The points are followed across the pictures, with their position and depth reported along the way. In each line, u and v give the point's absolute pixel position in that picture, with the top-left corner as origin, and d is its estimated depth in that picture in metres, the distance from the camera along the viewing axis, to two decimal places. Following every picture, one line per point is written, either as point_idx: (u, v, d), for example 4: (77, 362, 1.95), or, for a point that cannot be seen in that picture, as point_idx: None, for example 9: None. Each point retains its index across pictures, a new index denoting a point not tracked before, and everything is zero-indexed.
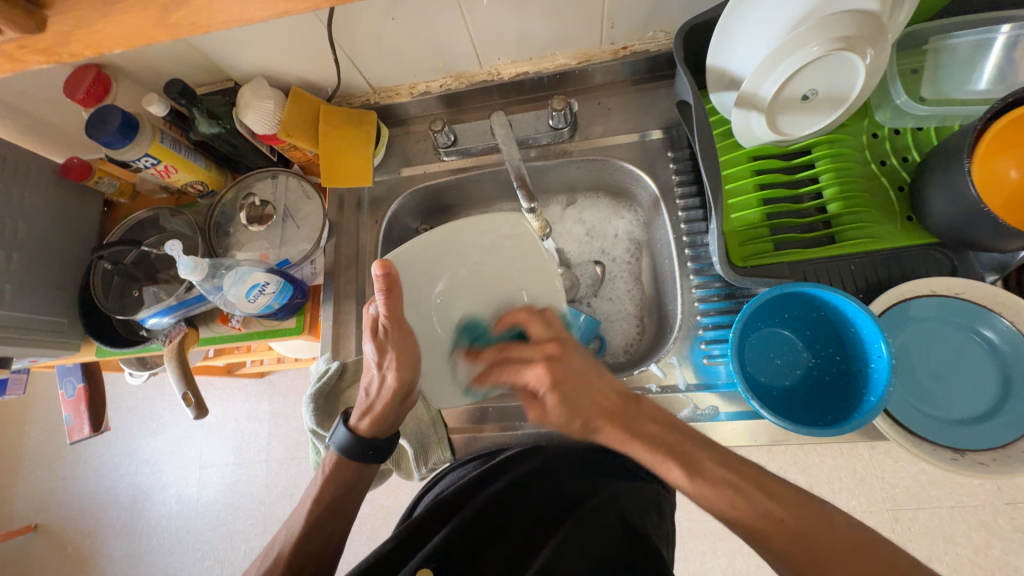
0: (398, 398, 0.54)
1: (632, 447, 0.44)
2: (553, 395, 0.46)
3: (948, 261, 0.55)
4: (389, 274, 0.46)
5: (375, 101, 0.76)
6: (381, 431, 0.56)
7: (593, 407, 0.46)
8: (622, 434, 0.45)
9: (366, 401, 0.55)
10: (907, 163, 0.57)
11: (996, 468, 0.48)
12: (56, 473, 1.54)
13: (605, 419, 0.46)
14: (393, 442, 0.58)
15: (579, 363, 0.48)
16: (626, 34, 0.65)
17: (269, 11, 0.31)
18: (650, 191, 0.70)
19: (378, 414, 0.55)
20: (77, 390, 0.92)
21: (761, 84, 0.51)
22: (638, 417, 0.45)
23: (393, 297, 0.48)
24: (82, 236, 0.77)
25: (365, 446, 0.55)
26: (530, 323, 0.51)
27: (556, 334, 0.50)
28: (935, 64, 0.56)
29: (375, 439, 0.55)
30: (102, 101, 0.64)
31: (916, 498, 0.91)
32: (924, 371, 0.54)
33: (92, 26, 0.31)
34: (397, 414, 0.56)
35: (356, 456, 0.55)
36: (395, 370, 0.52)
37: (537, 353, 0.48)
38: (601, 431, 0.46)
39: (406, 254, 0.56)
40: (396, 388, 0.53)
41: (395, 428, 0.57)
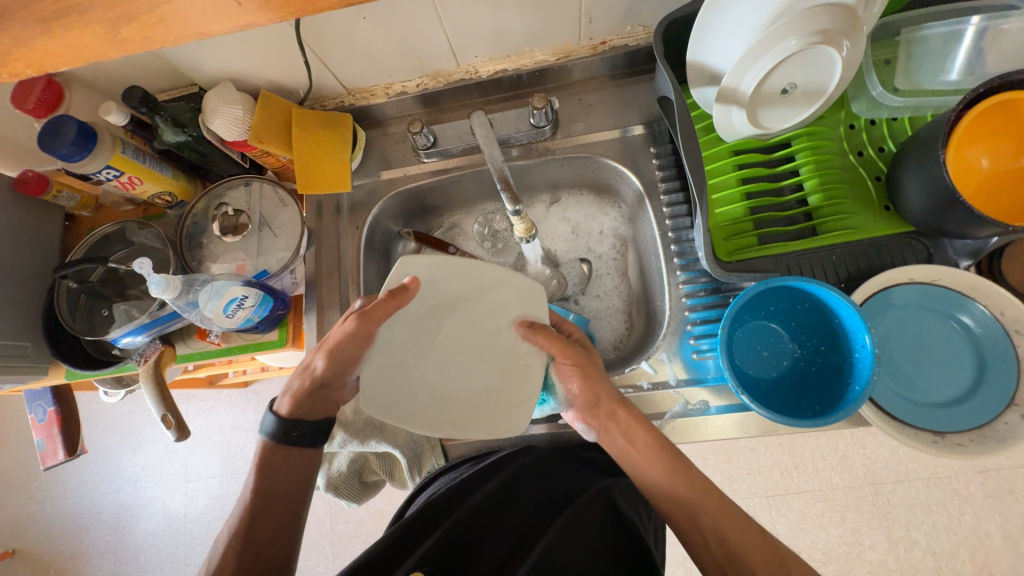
0: (320, 384, 0.53)
1: (639, 435, 0.52)
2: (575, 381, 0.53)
3: (925, 249, 0.56)
4: (406, 287, 0.50)
5: (349, 103, 0.73)
6: (307, 414, 0.53)
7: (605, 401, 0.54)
8: (624, 440, 0.52)
9: (292, 381, 0.54)
10: (883, 154, 0.58)
11: (975, 449, 0.49)
12: (31, 496, 1.48)
13: (617, 415, 0.53)
14: (324, 432, 0.54)
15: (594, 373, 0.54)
16: (605, 29, 0.64)
17: (226, 23, 0.30)
18: (634, 187, 0.70)
19: (298, 395, 0.53)
20: (48, 414, 0.88)
21: (741, 79, 0.51)
22: (638, 426, 0.52)
23: (388, 303, 0.49)
24: (43, 253, 0.73)
25: (288, 428, 0.52)
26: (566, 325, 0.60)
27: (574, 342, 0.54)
28: (907, 55, 0.57)
29: (297, 420, 0.52)
30: (54, 110, 0.61)
31: (895, 471, 0.95)
32: (905, 358, 0.55)
33: (32, 45, 0.29)
34: (321, 402, 0.54)
35: (278, 438, 0.52)
36: (324, 358, 0.51)
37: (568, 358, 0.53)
38: (607, 422, 0.54)
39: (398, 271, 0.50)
40: (324, 373, 0.52)
41: (323, 416, 0.54)
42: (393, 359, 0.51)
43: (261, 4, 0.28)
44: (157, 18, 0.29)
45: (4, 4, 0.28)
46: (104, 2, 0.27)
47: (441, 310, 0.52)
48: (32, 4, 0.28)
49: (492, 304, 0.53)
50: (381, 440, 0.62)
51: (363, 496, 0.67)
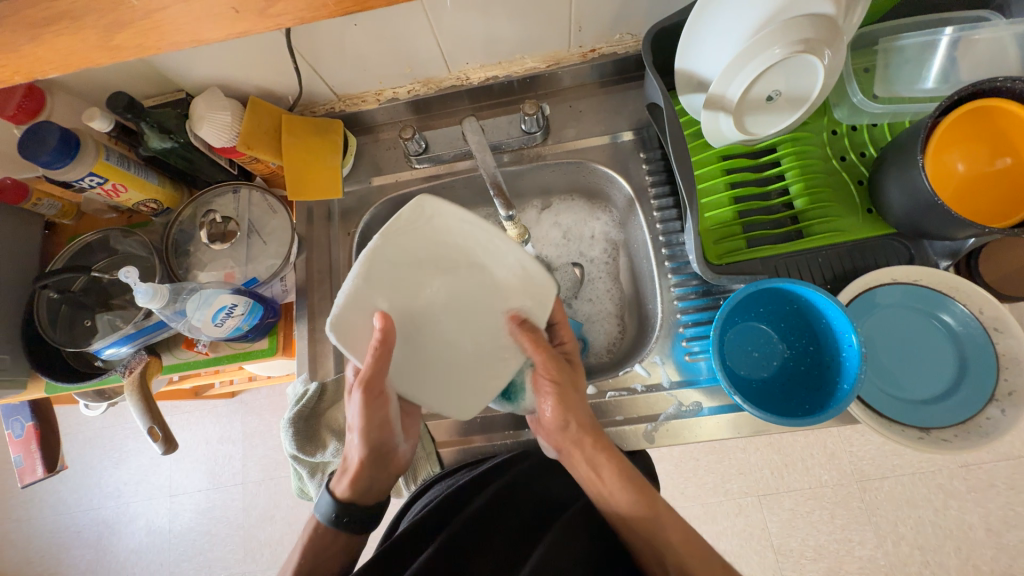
0: (373, 460, 0.53)
1: (603, 475, 0.52)
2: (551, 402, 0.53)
3: (906, 250, 0.58)
4: (386, 331, 0.46)
5: (340, 109, 0.73)
6: (362, 496, 0.53)
7: (577, 428, 0.53)
8: (589, 468, 0.53)
9: (344, 462, 0.54)
10: (865, 158, 0.60)
11: (959, 444, 0.51)
12: (7, 515, 1.42)
13: (582, 446, 0.53)
14: (377, 508, 0.55)
15: (569, 400, 0.53)
16: (594, 37, 0.65)
17: (223, 29, 0.29)
18: (625, 192, 0.71)
19: (354, 476, 0.53)
20: (27, 429, 0.85)
21: (728, 87, 0.52)
22: (607, 458, 0.52)
23: (383, 359, 0.47)
24: (23, 263, 0.71)
25: (341, 513, 0.52)
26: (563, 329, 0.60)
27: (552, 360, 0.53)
28: (885, 63, 0.59)
29: (351, 504, 0.53)
30: (35, 115, 0.59)
31: (882, 468, 0.97)
32: (890, 357, 0.56)
33: (21, 51, 0.28)
34: (376, 479, 0.54)
35: (333, 523, 0.52)
36: (364, 434, 0.51)
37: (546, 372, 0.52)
38: (570, 452, 0.54)
39: (410, 212, 0.49)
40: (369, 449, 0.52)
41: (376, 493, 0.55)
42: (383, 295, 0.49)
43: (259, 11, 0.28)
44: (152, 24, 0.28)
45: None
46: (97, 8, 0.27)
47: (446, 275, 0.50)
48: (23, 8, 0.27)
49: (487, 284, 0.51)
50: None
51: None
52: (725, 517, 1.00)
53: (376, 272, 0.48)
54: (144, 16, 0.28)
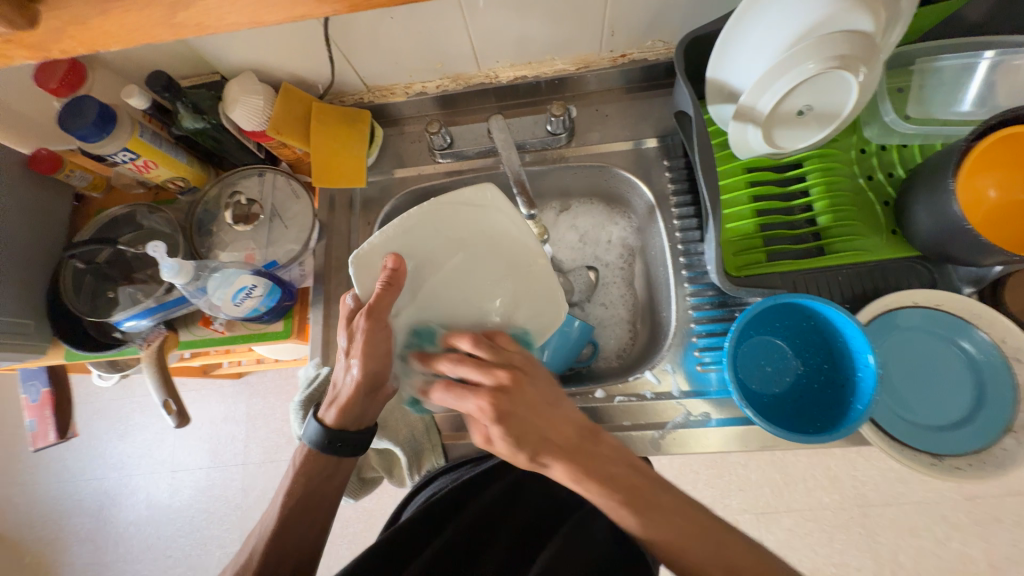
0: (364, 390, 0.51)
1: (589, 489, 0.41)
2: (499, 428, 0.43)
3: (929, 274, 0.57)
4: (396, 268, 0.50)
5: (368, 100, 0.74)
6: (351, 423, 0.53)
7: (545, 439, 0.43)
8: (577, 474, 0.42)
9: (335, 391, 0.52)
10: (893, 179, 0.59)
11: (973, 473, 0.50)
12: (12, 479, 1.45)
13: (556, 454, 0.43)
14: (367, 439, 0.54)
15: (532, 392, 0.44)
16: (626, 42, 0.66)
17: (282, 15, 0.30)
18: (646, 199, 0.71)
19: (344, 404, 0.51)
20: (42, 395, 0.87)
21: (759, 98, 0.52)
22: (595, 456, 0.43)
23: (390, 290, 0.49)
24: (51, 232, 0.72)
25: (333, 438, 0.52)
26: (476, 351, 0.47)
27: (509, 360, 0.46)
28: (920, 84, 0.58)
29: (342, 431, 0.52)
30: (75, 89, 0.60)
31: (885, 495, 0.95)
32: (906, 380, 0.56)
33: (88, 24, 0.29)
34: (366, 409, 0.53)
35: (323, 448, 0.52)
36: (360, 361, 0.49)
37: (488, 378, 0.44)
38: (553, 467, 0.42)
39: (470, 190, 0.56)
40: (362, 380, 0.50)
41: (366, 422, 0.54)
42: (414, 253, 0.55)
43: None
44: (215, 6, 0.29)
45: None
46: None
47: (471, 264, 0.56)
48: None
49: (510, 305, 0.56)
50: (381, 436, 0.61)
51: (360, 493, 0.66)
52: None
53: (415, 230, 0.56)
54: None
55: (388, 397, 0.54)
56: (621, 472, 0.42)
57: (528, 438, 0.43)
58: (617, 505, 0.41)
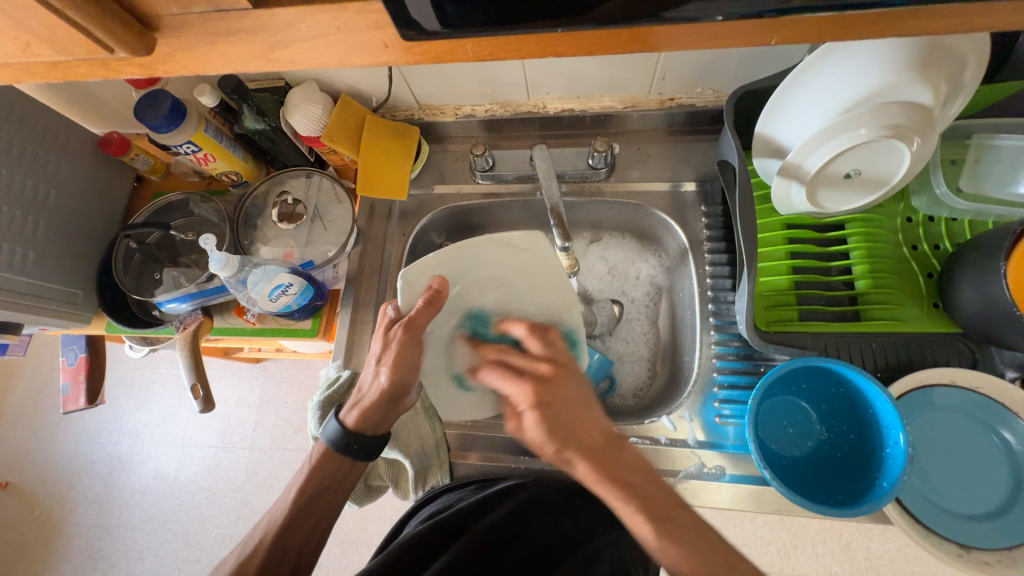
0: (387, 399, 0.53)
1: (607, 492, 0.43)
2: (533, 413, 0.46)
3: (971, 353, 0.55)
4: (439, 290, 0.52)
5: (418, 117, 0.77)
6: (370, 428, 0.54)
7: (576, 435, 0.45)
8: (597, 473, 0.44)
9: (359, 394, 0.54)
10: (939, 251, 0.58)
11: (1002, 571, 0.48)
12: (34, 432, 1.52)
13: (582, 451, 0.45)
14: (380, 445, 0.55)
15: (570, 388, 0.48)
16: (675, 87, 0.67)
17: (367, 58, 0.32)
18: (679, 241, 0.71)
19: (365, 408, 0.53)
20: (78, 359, 0.91)
21: (807, 158, 0.52)
22: (618, 459, 0.44)
23: (429, 309, 0.51)
24: (110, 210, 0.77)
25: (350, 441, 0.54)
26: (529, 339, 0.52)
27: (555, 357, 0.51)
28: (975, 160, 0.57)
29: (360, 434, 0.54)
30: (153, 84, 0.65)
31: (900, 573, 0.90)
32: (938, 462, 0.53)
33: (197, 53, 0.32)
34: (384, 416, 0.54)
35: (340, 449, 0.54)
36: (388, 369, 0.51)
37: (531, 369, 0.49)
38: (575, 463, 0.45)
39: (519, 234, 0.56)
40: (387, 388, 0.52)
41: (383, 429, 0.55)
42: (457, 278, 0.56)
43: (403, 47, 0.31)
44: (309, 46, 0.31)
45: (184, 16, 0.31)
46: (269, 26, 0.31)
47: (507, 296, 0.57)
48: (210, 19, 0.31)
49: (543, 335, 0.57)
50: (393, 447, 0.61)
51: (364, 499, 0.66)
52: None
53: (467, 258, 0.56)
54: (305, 39, 0.31)
55: (406, 409, 0.56)
56: (637, 482, 0.43)
57: (560, 431, 0.46)
58: (635, 513, 0.41)
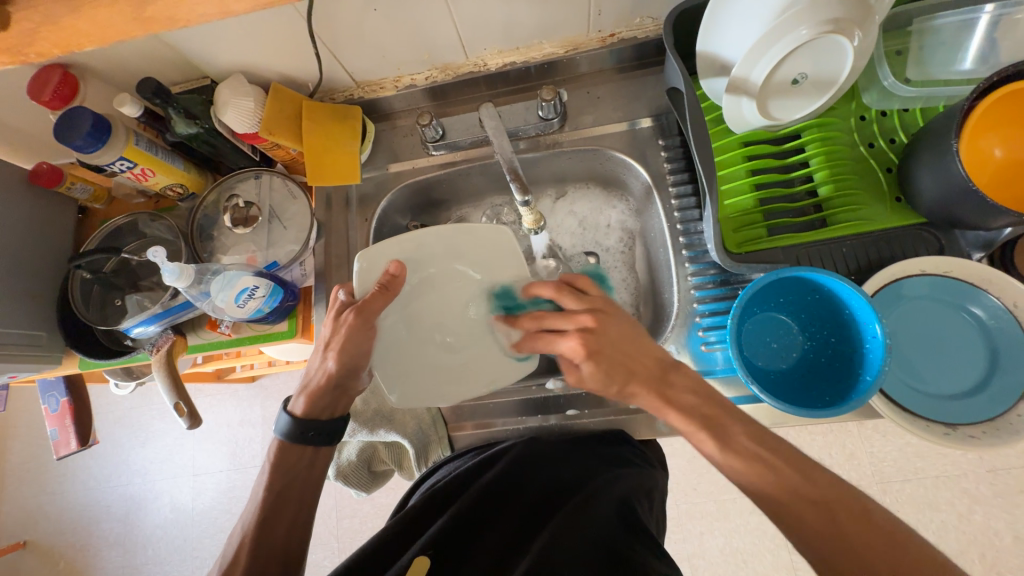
0: (335, 383, 0.53)
1: (666, 413, 0.47)
2: (589, 364, 0.48)
3: (936, 241, 0.55)
4: (397, 275, 0.53)
5: (359, 96, 0.74)
6: (319, 413, 0.54)
7: (631, 373, 0.48)
8: (658, 401, 0.48)
9: (306, 380, 0.55)
10: (895, 145, 0.58)
11: (988, 441, 0.49)
12: (42, 488, 1.50)
13: (643, 384, 0.48)
14: (337, 429, 0.55)
15: (615, 331, 0.48)
16: (614, 21, 0.65)
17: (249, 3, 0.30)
18: (642, 180, 0.70)
19: (312, 393, 0.54)
20: (62, 404, 0.89)
21: (752, 69, 0.51)
22: (675, 385, 0.48)
23: (383, 294, 0.52)
24: (57, 245, 0.74)
25: (304, 428, 0.54)
26: (561, 298, 0.51)
27: (591, 304, 0.50)
28: (919, 45, 0.57)
29: (311, 421, 0.54)
30: (69, 102, 0.61)
31: (903, 470, 0.94)
32: (916, 350, 0.55)
33: (62, 22, 0.30)
34: (334, 400, 0.55)
35: (295, 439, 0.54)
36: (335, 354, 0.51)
37: (571, 325, 0.49)
38: (639, 395, 0.49)
39: (489, 231, 0.57)
40: (334, 372, 0.52)
41: (337, 414, 0.56)
42: (416, 265, 0.57)
43: None
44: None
45: None
46: None
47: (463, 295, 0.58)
48: None
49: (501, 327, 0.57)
50: (389, 429, 0.62)
51: (371, 485, 0.68)
52: (738, 515, 1.00)
53: (428, 247, 0.57)
54: None
55: (361, 391, 0.57)
56: (694, 403, 0.47)
57: (619, 371, 0.48)
58: (697, 429, 0.46)
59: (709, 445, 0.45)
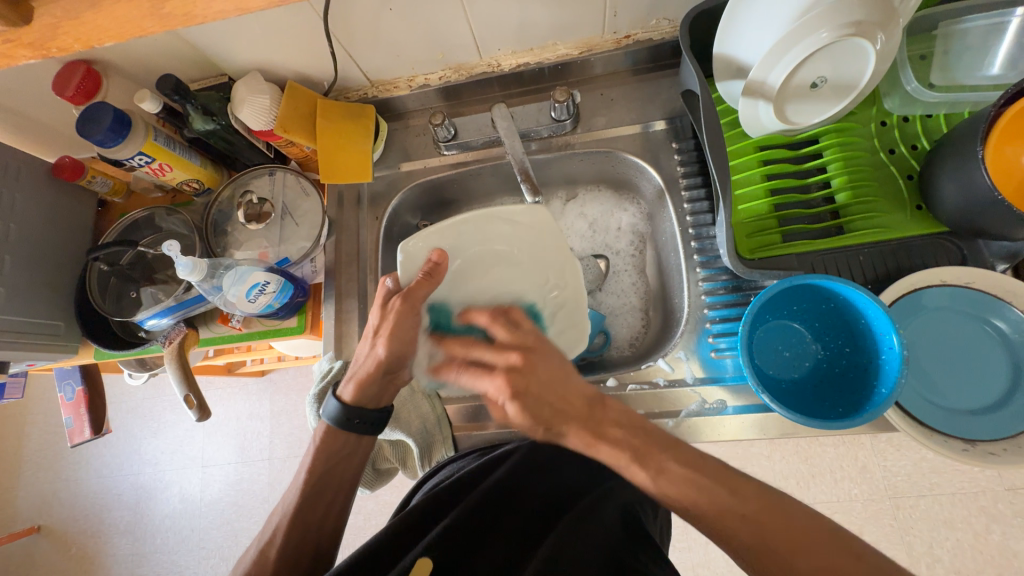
0: (385, 370, 0.52)
1: (602, 450, 0.42)
2: (514, 404, 0.43)
3: (958, 250, 0.54)
4: (439, 263, 0.52)
5: (373, 95, 0.74)
6: (369, 402, 0.54)
7: (559, 410, 0.43)
8: (589, 438, 0.42)
9: (354, 367, 0.54)
10: (916, 152, 0.57)
11: (1009, 458, 0.48)
12: (57, 474, 1.53)
13: (570, 423, 0.43)
14: (383, 418, 0.55)
15: (543, 370, 0.44)
16: (630, 23, 0.64)
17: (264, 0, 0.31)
18: (654, 183, 0.69)
19: (361, 380, 0.53)
20: (77, 393, 0.91)
21: (769, 72, 0.50)
22: (601, 421, 0.43)
23: (429, 281, 0.51)
24: (78, 236, 0.75)
25: (351, 415, 0.53)
26: (493, 328, 0.49)
27: (523, 340, 0.46)
28: (944, 50, 0.55)
29: (361, 407, 0.54)
30: (93, 97, 0.63)
31: (918, 486, 0.91)
32: (935, 362, 0.53)
33: (81, 17, 0.31)
34: (383, 389, 0.54)
35: (342, 425, 0.53)
36: (384, 341, 0.51)
37: (500, 361, 0.45)
38: (568, 435, 0.44)
39: (523, 211, 0.57)
40: (383, 360, 0.51)
41: (383, 402, 0.55)
42: (457, 255, 0.56)
43: None
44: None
45: None
46: None
47: (503, 277, 0.57)
48: None
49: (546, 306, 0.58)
50: (394, 428, 0.62)
51: (375, 483, 0.68)
52: None
53: (468, 234, 0.56)
54: None
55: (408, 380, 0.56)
56: (622, 436, 0.42)
57: (544, 413, 0.43)
58: (627, 460, 0.41)
59: (640, 475, 0.40)
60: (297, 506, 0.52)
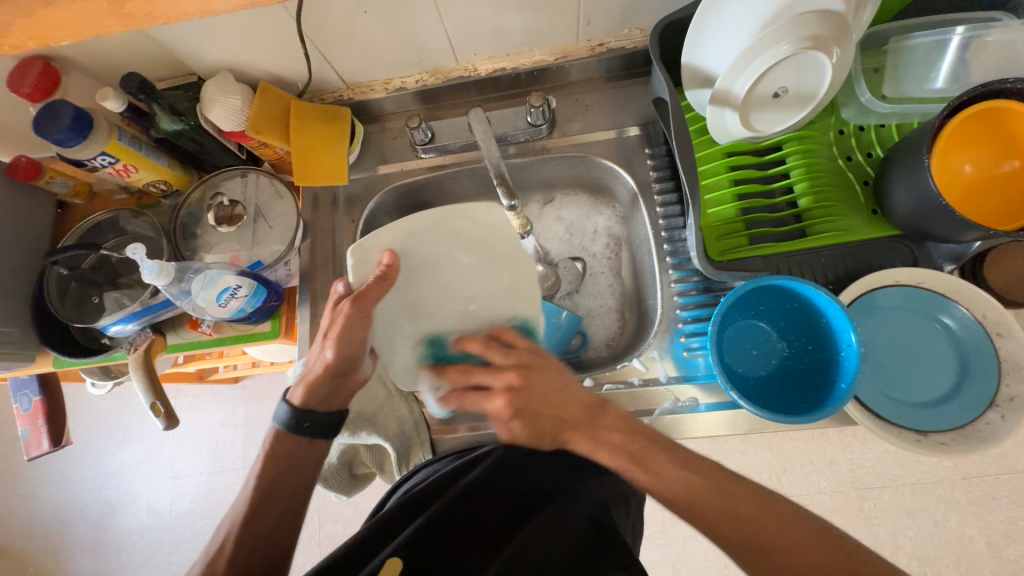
0: (334, 372, 0.52)
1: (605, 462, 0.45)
2: (517, 422, 0.46)
3: (910, 252, 0.57)
4: (392, 265, 0.50)
5: (348, 97, 0.74)
6: (318, 405, 0.53)
7: (561, 423, 0.46)
8: (589, 444, 0.45)
9: (305, 370, 0.53)
10: (871, 159, 0.60)
11: (957, 448, 0.51)
12: (13, 490, 1.45)
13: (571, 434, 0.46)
14: (335, 422, 0.54)
15: (540, 387, 0.47)
16: (603, 31, 0.66)
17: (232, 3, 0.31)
18: (628, 187, 0.71)
19: (311, 383, 0.52)
20: (35, 404, 0.87)
21: (734, 82, 0.52)
22: (601, 426, 0.46)
23: (380, 285, 0.50)
24: (35, 239, 0.72)
25: (301, 419, 0.52)
26: (489, 352, 0.50)
27: (519, 358, 0.49)
28: (894, 63, 0.59)
29: (310, 411, 0.53)
30: (50, 95, 0.60)
31: (881, 477, 0.95)
32: (889, 358, 0.56)
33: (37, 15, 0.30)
34: (335, 392, 0.54)
35: (291, 429, 0.52)
36: (333, 344, 0.50)
37: (499, 381, 0.48)
38: (572, 442, 0.47)
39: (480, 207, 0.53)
40: (332, 362, 0.51)
41: (336, 406, 0.54)
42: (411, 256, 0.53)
43: None
44: None
45: None
46: None
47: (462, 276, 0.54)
48: None
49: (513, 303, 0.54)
50: (371, 432, 0.61)
51: (352, 489, 0.67)
52: None
53: (424, 233, 0.53)
54: None
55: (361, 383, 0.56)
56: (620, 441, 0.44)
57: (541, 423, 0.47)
58: (627, 465, 0.44)
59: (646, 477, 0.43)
60: (270, 514, 0.51)
